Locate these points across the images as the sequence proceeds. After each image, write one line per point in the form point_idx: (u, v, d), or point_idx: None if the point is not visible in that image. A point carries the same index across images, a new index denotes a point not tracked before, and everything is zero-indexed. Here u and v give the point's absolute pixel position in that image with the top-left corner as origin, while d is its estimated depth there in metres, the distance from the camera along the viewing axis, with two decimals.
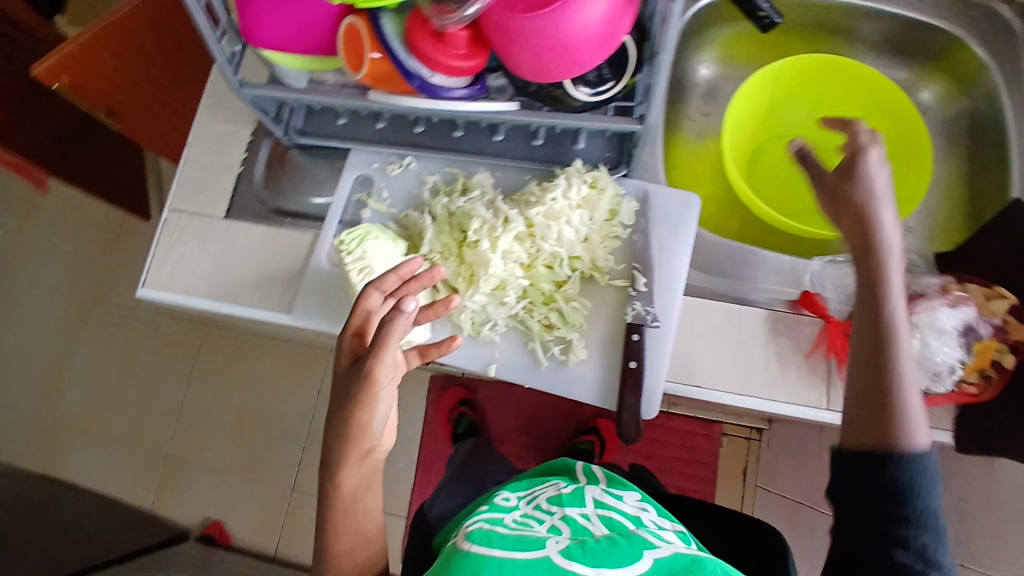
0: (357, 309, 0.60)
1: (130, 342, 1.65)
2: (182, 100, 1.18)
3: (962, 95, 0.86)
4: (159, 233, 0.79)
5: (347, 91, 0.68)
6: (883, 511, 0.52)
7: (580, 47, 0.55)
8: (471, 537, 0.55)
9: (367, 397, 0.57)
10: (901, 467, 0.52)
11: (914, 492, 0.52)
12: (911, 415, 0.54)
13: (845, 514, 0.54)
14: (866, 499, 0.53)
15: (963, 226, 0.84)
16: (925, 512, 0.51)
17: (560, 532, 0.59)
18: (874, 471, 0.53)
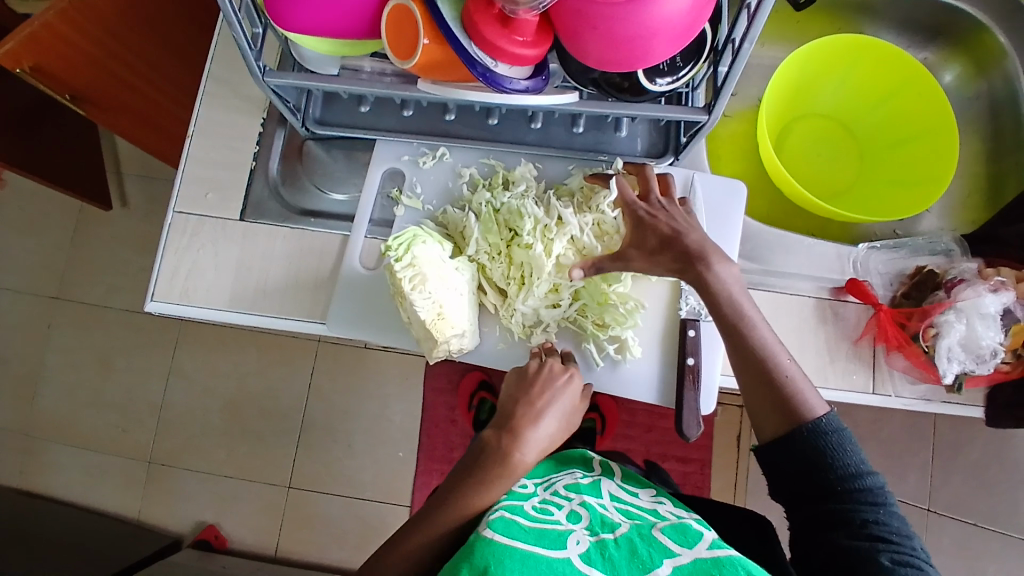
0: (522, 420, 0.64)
1: (99, 344, 1.53)
2: (172, 98, 1.05)
3: (983, 77, 0.87)
4: (164, 239, 0.71)
5: (388, 79, 0.62)
6: (823, 487, 0.59)
7: (662, 34, 0.51)
8: (494, 524, 0.54)
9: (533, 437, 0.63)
10: (815, 443, 0.59)
11: (839, 463, 0.59)
12: (802, 394, 0.61)
13: (792, 496, 0.61)
14: (805, 479, 0.60)
15: (985, 205, 0.87)
16: (856, 478, 0.58)
17: (580, 521, 0.58)
18: (795, 454, 0.60)
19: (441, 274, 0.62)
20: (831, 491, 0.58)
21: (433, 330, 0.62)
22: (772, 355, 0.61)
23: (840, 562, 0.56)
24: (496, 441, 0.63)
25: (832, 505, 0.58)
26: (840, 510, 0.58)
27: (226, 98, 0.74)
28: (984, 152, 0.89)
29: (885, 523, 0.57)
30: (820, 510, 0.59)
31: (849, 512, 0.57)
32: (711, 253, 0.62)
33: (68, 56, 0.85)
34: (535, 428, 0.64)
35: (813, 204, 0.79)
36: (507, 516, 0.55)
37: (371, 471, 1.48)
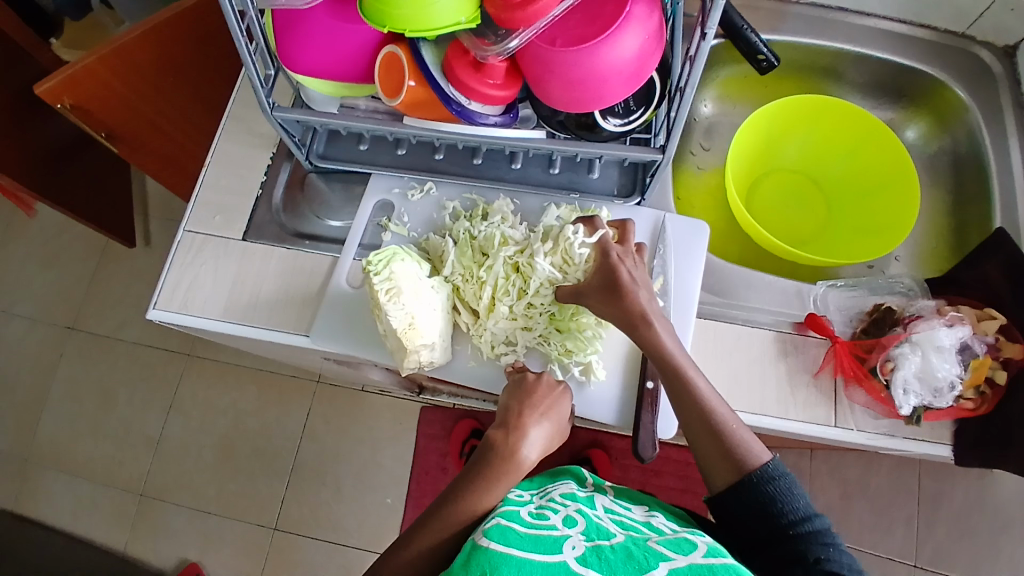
0: (518, 433, 0.64)
1: (108, 374, 1.59)
2: (191, 133, 1.17)
3: (945, 131, 0.93)
4: (172, 254, 0.79)
5: (380, 116, 0.71)
6: (774, 531, 0.60)
7: (612, 79, 0.59)
8: (491, 531, 0.55)
9: (530, 438, 0.64)
10: (758, 488, 0.61)
11: (783, 507, 0.60)
12: (745, 437, 0.63)
13: (747, 542, 0.62)
14: (755, 523, 0.61)
15: (952, 253, 0.90)
16: (803, 522, 0.59)
17: (576, 526, 0.59)
18: (740, 498, 0.62)
19: (415, 289, 0.68)
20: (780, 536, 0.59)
21: (403, 339, 0.66)
22: (709, 404, 0.64)
23: None
24: (503, 439, 0.64)
25: (785, 548, 0.59)
26: (792, 551, 0.58)
27: (243, 134, 0.83)
28: (949, 204, 0.93)
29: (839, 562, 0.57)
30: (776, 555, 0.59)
31: (800, 551, 0.58)
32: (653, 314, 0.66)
33: (103, 95, 0.96)
34: (538, 429, 0.66)
35: (776, 247, 0.83)
36: (504, 522, 0.56)
37: (359, 516, 1.47)
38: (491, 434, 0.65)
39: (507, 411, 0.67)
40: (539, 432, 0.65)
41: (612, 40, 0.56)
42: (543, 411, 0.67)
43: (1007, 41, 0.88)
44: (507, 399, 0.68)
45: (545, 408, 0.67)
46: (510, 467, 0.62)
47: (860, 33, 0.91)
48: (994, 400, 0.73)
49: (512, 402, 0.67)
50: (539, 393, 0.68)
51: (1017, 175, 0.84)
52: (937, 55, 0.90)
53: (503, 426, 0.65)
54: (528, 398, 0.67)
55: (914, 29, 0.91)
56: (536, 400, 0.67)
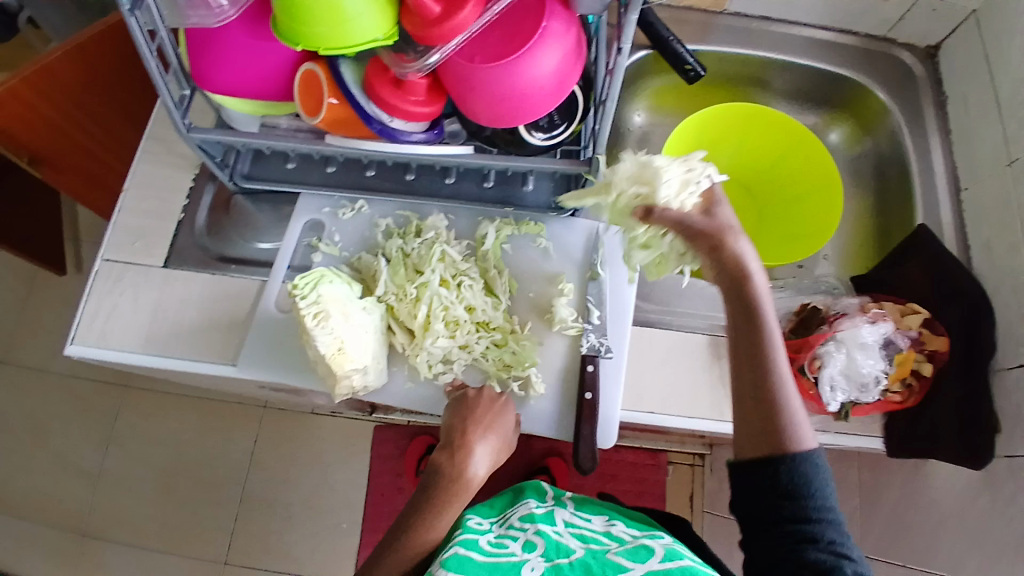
0: (463, 452, 0.64)
1: (39, 407, 1.50)
2: (118, 152, 1.11)
3: (867, 135, 0.97)
4: (90, 284, 0.74)
5: (301, 135, 0.68)
6: (795, 511, 0.55)
7: (534, 95, 0.59)
8: (447, 563, 0.54)
9: (473, 455, 0.64)
10: (795, 467, 0.55)
11: (812, 495, 0.55)
12: (798, 423, 0.57)
13: (759, 515, 0.57)
14: (777, 500, 0.56)
15: (875, 251, 0.94)
16: (828, 513, 0.55)
17: (535, 549, 0.58)
18: (771, 471, 0.56)
19: (345, 312, 0.66)
20: (795, 523, 0.55)
21: (333, 364, 0.65)
22: (779, 372, 0.57)
23: None
24: (447, 460, 0.64)
25: (801, 530, 0.54)
26: (808, 533, 0.54)
27: (165, 156, 0.80)
28: (872, 204, 0.97)
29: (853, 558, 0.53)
30: (785, 541, 0.55)
31: (816, 535, 0.54)
32: (751, 266, 0.58)
33: (23, 114, 0.90)
34: (484, 445, 0.65)
35: None
36: (461, 553, 0.55)
37: (313, 542, 1.42)
38: (435, 456, 0.64)
39: (450, 430, 0.66)
40: (486, 448, 0.65)
41: (530, 56, 0.56)
42: (486, 425, 0.66)
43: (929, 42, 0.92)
44: (449, 419, 0.67)
45: (489, 424, 0.66)
46: (462, 488, 0.62)
47: (786, 41, 0.94)
48: (920, 392, 0.76)
49: (454, 421, 0.66)
50: (480, 409, 0.67)
51: (937, 175, 0.88)
52: (862, 59, 0.94)
53: (454, 447, 0.65)
54: (470, 415, 0.66)
55: (838, 36, 0.95)
56: (478, 416, 0.66)
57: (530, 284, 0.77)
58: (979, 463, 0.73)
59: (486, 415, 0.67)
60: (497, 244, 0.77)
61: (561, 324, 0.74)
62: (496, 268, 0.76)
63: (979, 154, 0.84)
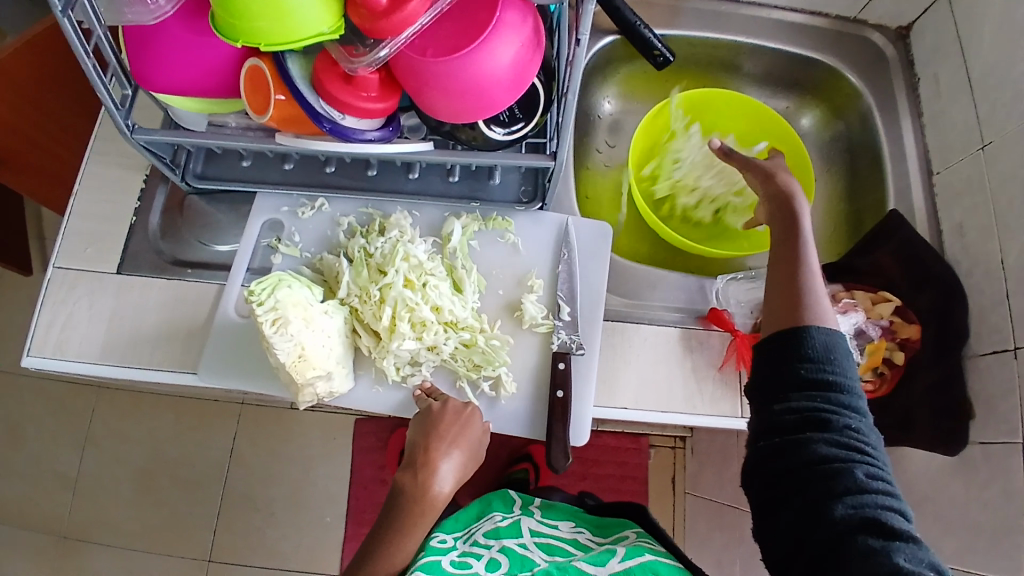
0: (428, 471, 0.63)
1: (11, 412, 1.47)
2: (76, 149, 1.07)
3: (838, 119, 0.96)
4: (44, 292, 0.71)
5: (251, 134, 0.65)
6: (812, 386, 0.55)
7: (491, 88, 0.56)
8: None
9: (437, 471, 0.63)
10: (819, 344, 0.56)
11: (836, 372, 0.55)
12: (819, 304, 0.59)
13: (773, 389, 0.57)
14: (795, 375, 0.56)
15: (848, 237, 0.93)
16: (849, 391, 0.55)
17: (499, 567, 0.64)
18: (793, 346, 0.57)
19: (306, 316, 0.64)
20: (816, 397, 0.55)
21: (293, 371, 0.63)
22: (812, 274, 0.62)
23: (802, 463, 0.53)
24: (411, 479, 0.63)
25: (814, 407, 0.54)
26: (823, 410, 0.54)
27: (113, 156, 0.76)
28: (845, 189, 0.96)
29: (867, 440, 0.54)
30: (806, 414, 0.54)
31: (830, 415, 0.54)
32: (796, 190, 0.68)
33: None
34: (450, 461, 0.64)
35: (680, 243, 0.84)
36: None
37: (297, 538, 1.42)
38: (398, 476, 0.63)
39: (415, 446, 0.65)
40: (451, 465, 0.64)
41: (485, 47, 0.54)
42: (450, 440, 0.64)
43: (900, 23, 0.90)
44: (415, 435, 0.65)
45: (455, 438, 0.65)
46: (427, 506, 0.62)
47: (755, 25, 0.92)
48: (894, 378, 0.78)
49: (418, 436, 0.65)
50: (445, 422, 0.65)
51: (910, 159, 0.86)
52: (831, 43, 0.92)
53: (421, 464, 0.63)
54: (435, 429, 0.65)
55: (809, 18, 0.92)
56: (443, 430, 0.65)
57: (499, 282, 0.75)
58: (952, 448, 0.72)
59: (454, 424, 0.65)
60: (465, 241, 0.75)
61: (530, 322, 0.73)
62: (463, 265, 0.74)
63: (950, 137, 0.82)
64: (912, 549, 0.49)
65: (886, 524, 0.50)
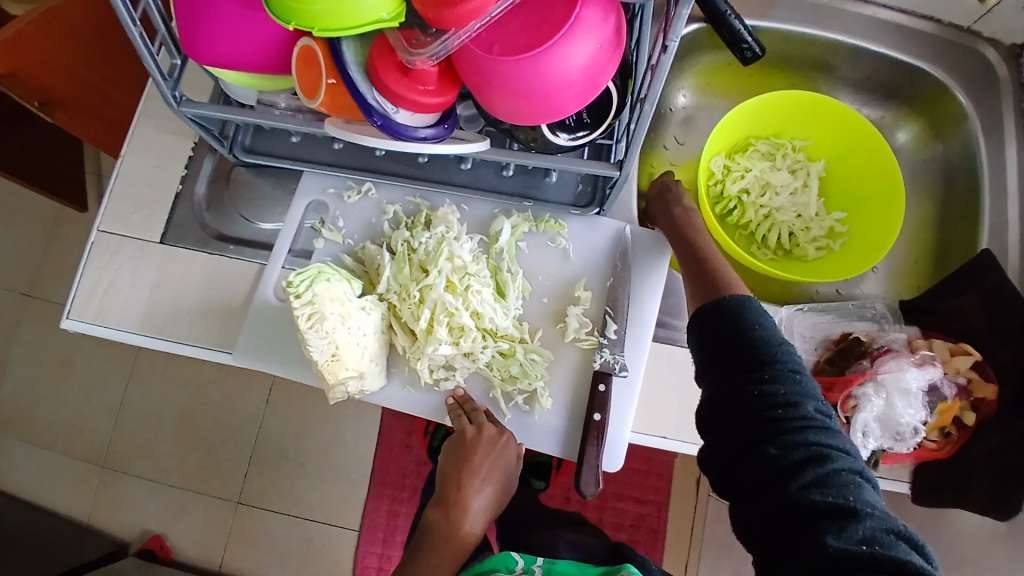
0: (461, 513, 0.70)
1: (66, 340, 1.54)
2: (133, 97, 1.07)
3: (938, 138, 0.86)
4: (87, 255, 0.71)
5: (302, 117, 0.62)
6: (735, 360, 0.52)
7: (559, 92, 0.51)
8: None
9: (462, 507, 0.70)
10: (732, 319, 0.54)
11: (755, 339, 0.52)
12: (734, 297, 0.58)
13: (705, 371, 0.54)
14: (718, 354, 0.53)
15: (930, 270, 0.85)
16: (775, 356, 0.51)
17: None
18: (711, 325, 0.55)
19: (342, 313, 0.61)
20: (738, 369, 0.51)
21: (325, 371, 0.61)
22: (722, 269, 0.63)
23: (732, 437, 0.49)
24: (444, 516, 0.70)
25: (739, 379, 0.51)
26: (745, 382, 0.50)
27: (164, 120, 0.74)
28: (935, 216, 0.87)
29: (802, 410, 0.48)
30: (728, 394, 0.51)
31: (754, 385, 0.50)
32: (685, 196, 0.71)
33: (41, 60, 0.87)
34: (478, 497, 0.71)
35: (748, 261, 0.78)
36: None
37: (321, 492, 1.45)
38: (431, 512, 0.70)
39: (445, 483, 0.72)
40: (480, 500, 0.71)
41: (557, 48, 0.48)
42: (483, 477, 0.70)
43: (1016, 40, 0.79)
44: (445, 470, 0.72)
45: (483, 475, 0.70)
46: (456, 545, 0.68)
47: (857, 23, 0.82)
48: (959, 441, 0.70)
49: (450, 472, 0.71)
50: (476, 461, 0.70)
51: (1012, 194, 0.77)
52: (941, 52, 0.82)
53: (455, 496, 0.70)
54: (466, 467, 0.71)
55: (917, 20, 0.82)
56: (473, 468, 0.70)
57: (545, 290, 0.71)
58: (1009, 520, 0.67)
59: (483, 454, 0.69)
60: (513, 242, 0.71)
61: (574, 335, 0.69)
62: (508, 269, 0.70)
63: None
64: (845, 524, 0.42)
65: (817, 500, 0.44)
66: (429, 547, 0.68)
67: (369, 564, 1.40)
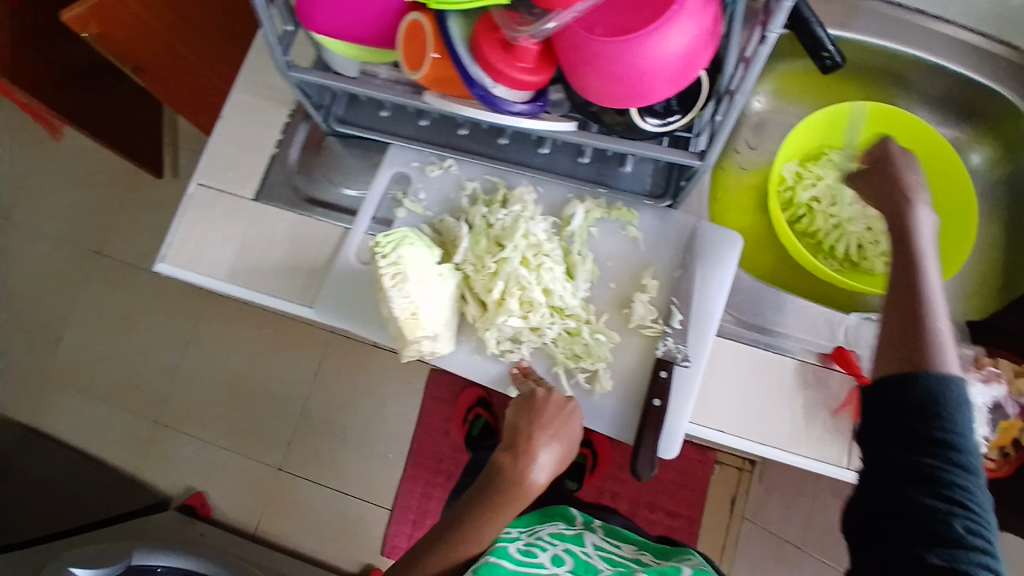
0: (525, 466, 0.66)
1: (131, 299, 1.62)
2: (216, 75, 1.10)
3: (1012, 161, 0.85)
4: (183, 207, 0.76)
5: (401, 88, 0.65)
6: (908, 430, 0.51)
7: (654, 76, 0.53)
8: (481, 566, 0.57)
9: (527, 460, 0.66)
10: (919, 387, 0.52)
11: (939, 414, 0.51)
12: (944, 347, 0.53)
13: (876, 431, 0.54)
14: (894, 417, 0.53)
15: (997, 293, 0.84)
16: (955, 435, 0.50)
17: (563, 564, 0.63)
18: (893, 388, 0.53)
19: (422, 277, 0.65)
20: (910, 438, 0.51)
21: (405, 328, 0.65)
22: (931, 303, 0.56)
23: (888, 501, 0.50)
24: (511, 462, 0.66)
25: (908, 450, 0.51)
26: (915, 455, 0.50)
27: (263, 87, 0.79)
28: (1003, 239, 0.86)
29: (967, 495, 0.48)
30: (895, 459, 0.51)
31: (923, 459, 0.50)
32: (916, 194, 0.63)
33: (135, 31, 0.90)
34: (547, 451, 0.67)
35: (816, 267, 0.78)
36: (493, 559, 0.58)
37: (358, 468, 1.49)
38: (499, 456, 0.67)
39: (514, 433, 0.68)
40: (548, 455, 0.67)
41: (658, 33, 0.50)
42: (553, 433, 0.66)
43: None
44: (515, 419, 0.68)
45: (555, 430, 0.67)
46: (520, 496, 0.65)
47: (936, 41, 0.82)
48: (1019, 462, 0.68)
49: (520, 422, 0.67)
50: (548, 414, 0.67)
51: None
52: (1015, 76, 0.81)
53: (527, 446, 0.67)
54: (537, 418, 0.67)
55: (993, 45, 0.81)
56: (546, 421, 0.67)
57: (612, 275, 0.73)
58: None
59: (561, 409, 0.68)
60: (585, 226, 0.73)
61: (638, 322, 0.71)
62: (579, 251, 0.72)
63: None
64: None
65: None
66: (487, 492, 0.65)
67: (398, 543, 1.43)
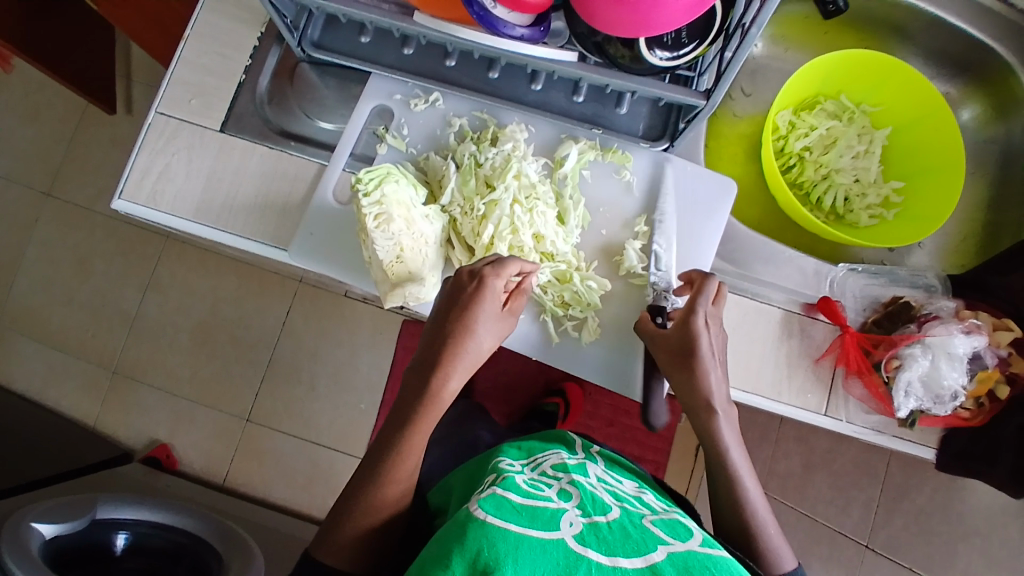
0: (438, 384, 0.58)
1: (85, 243, 1.52)
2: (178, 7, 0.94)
3: (1002, 120, 0.85)
4: (142, 137, 0.70)
5: (387, 7, 0.59)
6: None
7: (670, 3, 0.48)
8: (485, 503, 0.48)
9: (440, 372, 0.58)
10: None
11: None
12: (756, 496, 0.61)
13: None
14: None
15: (977, 250, 0.85)
16: None
17: (571, 500, 0.52)
18: None
19: (407, 218, 0.61)
20: None
21: (388, 271, 0.61)
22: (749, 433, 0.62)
23: None
24: (419, 377, 0.59)
25: None
26: None
27: (230, 4, 0.72)
28: (988, 197, 0.86)
29: None
30: None
31: None
32: (710, 364, 0.60)
33: None
34: (457, 353, 0.58)
35: (809, 220, 0.76)
36: (498, 493, 0.50)
37: (330, 417, 1.47)
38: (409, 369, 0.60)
39: (432, 347, 0.59)
40: (461, 362, 0.59)
41: None
42: (463, 333, 0.58)
43: None
44: (433, 321, 0.60)
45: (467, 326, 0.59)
46: (438, 410, 0.58)
47: None
48: (990, 413, 0.70)
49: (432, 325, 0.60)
50: (459, 312, 0.59)
51: None
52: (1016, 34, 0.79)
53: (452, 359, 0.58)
54: (450, 314, 0.59)
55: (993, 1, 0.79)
56: (456, 319, 0.59)
57: (603, 221, 0.71)
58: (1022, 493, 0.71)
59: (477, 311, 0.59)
60: (577, 168, 0.69)
61: (628, 270, 0.69)
62: (571, 196, 0.69)
63: None
64: None
65: None
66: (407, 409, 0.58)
67: None
